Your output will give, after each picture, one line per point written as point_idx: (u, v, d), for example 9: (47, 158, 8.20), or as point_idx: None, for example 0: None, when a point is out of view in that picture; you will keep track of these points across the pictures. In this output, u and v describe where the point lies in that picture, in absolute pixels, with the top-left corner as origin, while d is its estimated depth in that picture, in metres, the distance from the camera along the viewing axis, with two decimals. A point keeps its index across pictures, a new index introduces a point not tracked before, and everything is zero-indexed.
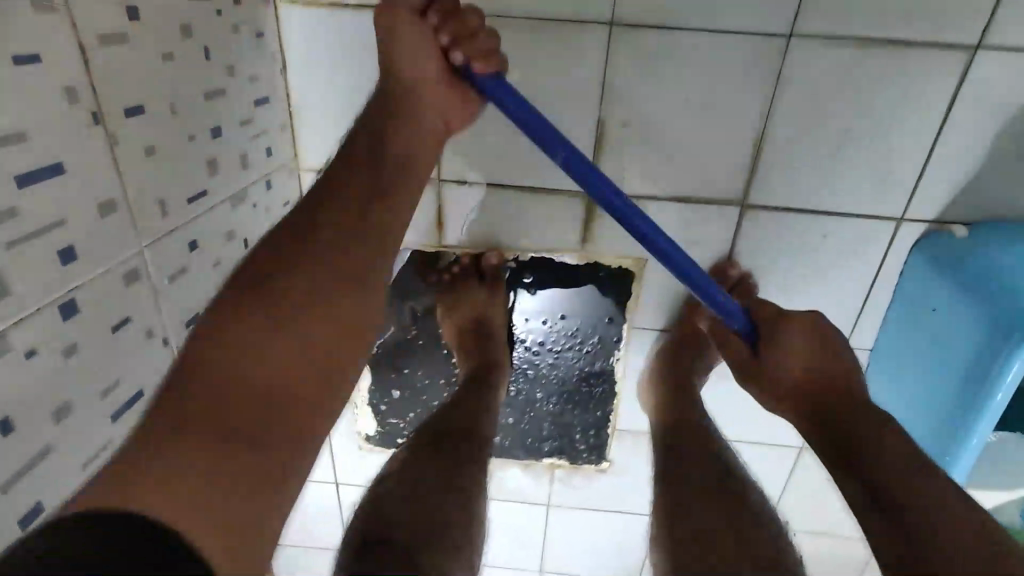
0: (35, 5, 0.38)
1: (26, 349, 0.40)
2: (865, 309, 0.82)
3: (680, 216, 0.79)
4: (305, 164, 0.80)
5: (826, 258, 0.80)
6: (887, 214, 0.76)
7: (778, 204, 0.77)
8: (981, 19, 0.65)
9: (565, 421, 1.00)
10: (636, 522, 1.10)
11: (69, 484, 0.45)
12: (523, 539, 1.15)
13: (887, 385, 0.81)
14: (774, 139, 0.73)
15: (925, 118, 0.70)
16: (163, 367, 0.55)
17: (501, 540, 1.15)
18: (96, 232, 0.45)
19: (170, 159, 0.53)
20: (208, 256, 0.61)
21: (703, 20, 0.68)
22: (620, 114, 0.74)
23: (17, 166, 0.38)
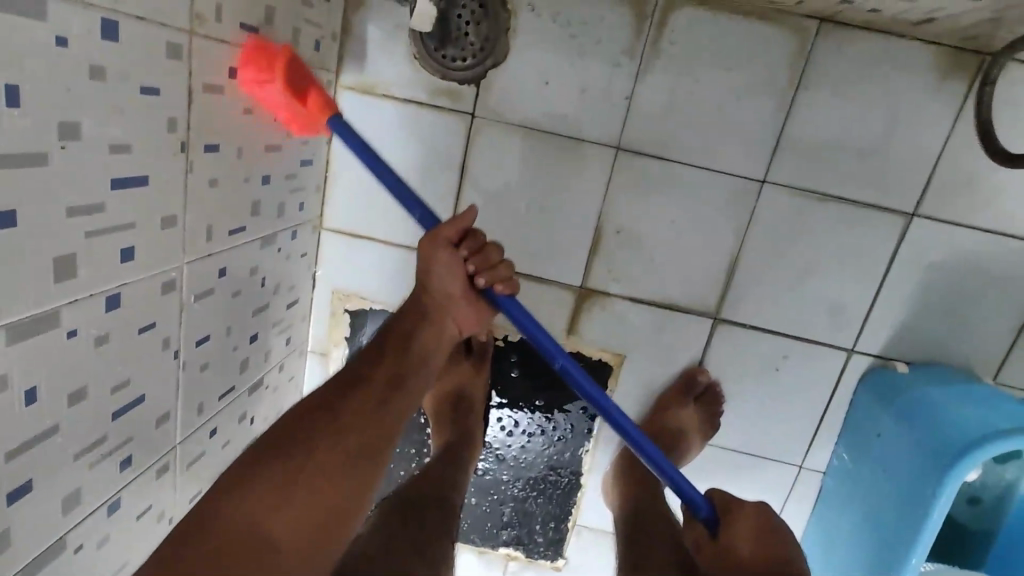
0: (169, 53, 0.47)
1: (70, 328, 0.43)
2: (820, 431, 0.88)
3: (658, 321, 0.88)
4: (327, 223, 0.87)
5: (786, 378, 0.87)
6: (839, 345, 0.85)
7: (746, 322, 0.86)
8: (915, 193, 0.79)
9: (527, 510, 0.99)
10: None
11: (60, 469, 0.46)
12: None
13: (835, 507, 0.86)
14: (744, 264, 0.84)
15: (871, 266, 0.82)
16: (167, 378, 0.57)
17: None
18: (154, 240, 0.50)
19: (226, 192, 0.60)
20: (231, 285, 0.66)
21: (692, 158, 0.81)
22: (615, 223, 0.84)
23: (115, 171, 0.44)
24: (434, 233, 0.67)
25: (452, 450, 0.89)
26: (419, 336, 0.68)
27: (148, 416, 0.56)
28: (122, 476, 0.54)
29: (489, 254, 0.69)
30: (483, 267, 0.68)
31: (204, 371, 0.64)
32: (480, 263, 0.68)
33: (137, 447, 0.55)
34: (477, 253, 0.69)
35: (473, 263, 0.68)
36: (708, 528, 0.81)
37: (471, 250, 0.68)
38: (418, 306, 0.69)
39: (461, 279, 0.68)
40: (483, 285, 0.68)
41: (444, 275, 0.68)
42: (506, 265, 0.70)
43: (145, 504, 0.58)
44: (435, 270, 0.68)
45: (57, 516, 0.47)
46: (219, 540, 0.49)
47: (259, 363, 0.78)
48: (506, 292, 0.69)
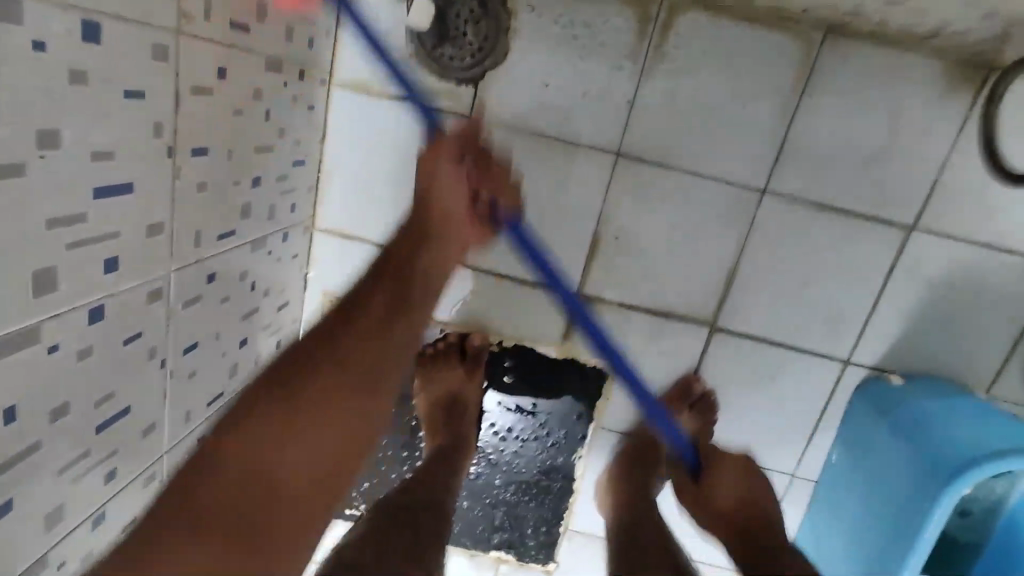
0: (155, 55, 0.45)
1: (51, 343, 0.41)
2: (813, 441, 0.89)
3: (655, 328, 0.87)
4: (319, 223, 0.85)
5: (780, 387, 0.87)
6: (835, 355, 0.85)
7: (743, 331, 0.85)
8: (915, 206, 0.78)
9: (519, 514, 0.99)
10: None
11: (42, 487, 0.44)
12: None
13: (826, 515, 0.86)
14: (742, 273, 0.83)
15: (869, 277, 0.81)
16: (153, 389, 0.56)
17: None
18: (139, 249, 0.48)
19: (215, 196, 0.58)
20: (220, 290, 0.64)
21: (692, 165, 0.80)
22: (613, 229, 0.83)
23: (98, 180, 0.42)
24: (435, 145, 0.68)
25: (446, 455, 0.88)
26: (406, 304, 0.66)
27: (133, 428, 0.54)
28: (106, 489, 0.52)
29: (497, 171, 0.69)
30: (486, 183, 0.68)
31: (192, 378, 0.62)
32: (482, 181, 0.68)
33: (123, 459, 0.54)
34: (484, 167, 0.68)
35: (481, 180, 0.68)
36: (693, 473, 0.77)
37: (477, 163, 0.68)
38: (424, 223, 0.69)
39: (463, 193, 0.68)
40: (486, 200, 0.69)
41: (451, 188, 0.67)
42: (512, 183, 0.70)
43: (130, 516, 0.57)
44: (438, 180, 0.67)
45: (38, 534, 0.45)
46: (195, 528, 0.45)
47: (248, 367, 0.77)
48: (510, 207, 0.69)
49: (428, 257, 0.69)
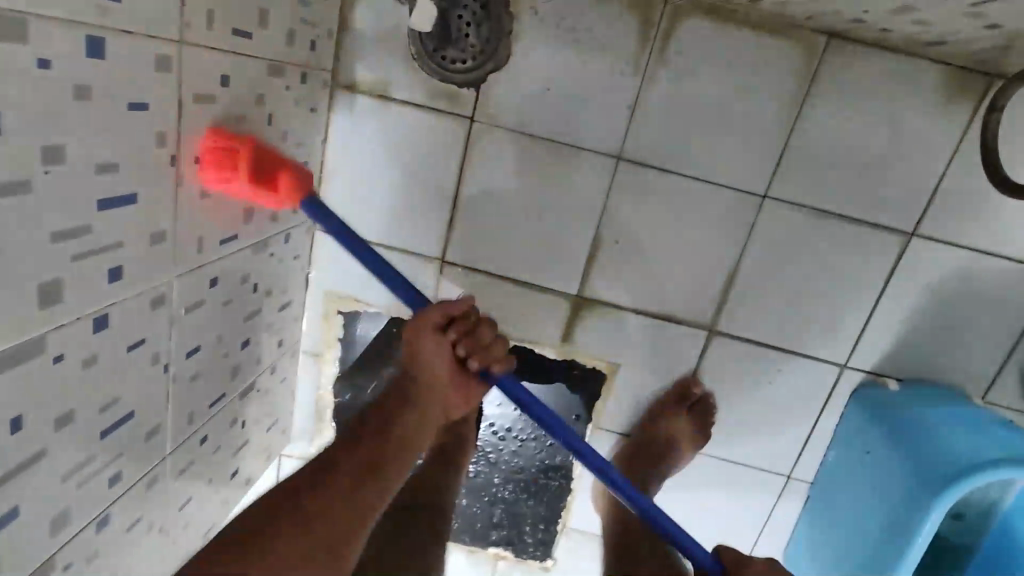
0: (158, 66, 0.45)
1: (56, 353, 0.42)
2: (809, 444, 0.90)
3: (654, 332, 0.87)
4: (320, 224, 0.86)
5: (777, 391, 0.88)
6: (832, 360, 0.86)
7: (741, 335, 0.86)
8: (915, 213, 0.78)
9: (517, 511, 1.00)
10: None
11: (47, 492, 0.45)
12: None
13: (820, 517, 0.87)
14: (741, 278, 0.84)
15: (868, 283, 0.82)
16: (156, 393, 0.56)
17: None
18: (142, 257, 0.49)
19: (217, 203, 0.58)
20: (221, 294, 0.64)
21: (693, 170, 0.80)
22: (613, 233, 0.83)
23: (103, 192, 0.42)
24: (420, 315, 0.65)
25: (449, 455, 0.88)
26: (416, 368, 0.65)
27: (136, 432, 0.55)
28: (110, 492, 0.53)
29: (482, 335, 0.66)
30: (474, 350, 0.65)
31: (195, 382, 0.63)
32: (471, 348, 0.65)
33: (127, 463, 0.54)
34: (470, 336, 0.65)
35: (463, 345, 0.65)
36: None
37: (463, 333, 0.65)
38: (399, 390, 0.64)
39: (447, 361, 0.65)
40: (474, 368, 0.65)
41: (435, 358, 0.64)
42: (502, 347, 0.67)
43: (133, 517, 0.58)
44: (422, 360, 0.65)
45: (44, 537, 0.46)
46: None
47: (250, 369, 0.77)
48: (502, 373, 0.67)
49: (433, 326, 0.64)
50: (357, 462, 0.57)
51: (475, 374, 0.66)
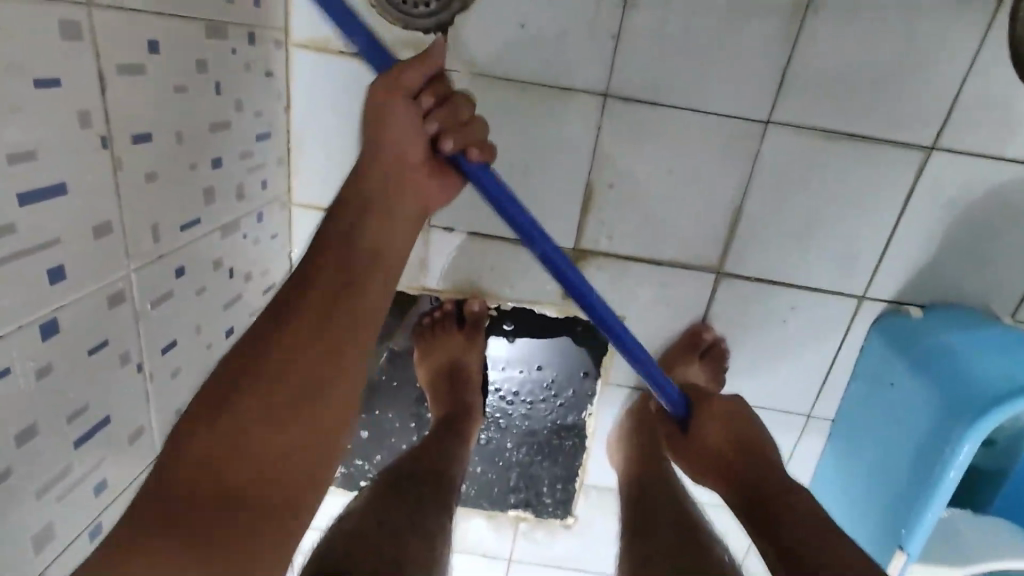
0: (64, 34, 0.39)
1: (1, 367, 0.39)
2: (828, 381, 0.87)
3: (658, 281, 0.83)
4: (296, 199, 0.81)
5: (793, 329, 0.84)
6: (848, 292, 0.81)
7: (750, 274, 0.81)
8: (935, 123, 0.72)
9: (533, 473, 0.99)
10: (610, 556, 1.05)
11: (24, 511, 0.43)
12: (501, 548, 1.07)
13: (847, 457, 0.84)
14: (748, 214, 0.78)
15: (883, 207, 0.76)
16: (133, 393, 0.53)
17: (481, 547, 1.07)
18: (86, 253, 0.44)
19: (169, 183, 0.53)
20: (193, 283, 0.60)
21: (686, 100, 0.73)
22: (607, 177, 0.78)
23: (21, 184, 0.38)
24: (397, 75, 0.60)
25: (453, 422, 0.87)
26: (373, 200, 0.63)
27: (117, 436, 0.52)
28: (98, 500, 0.51)
29: (456, 108, 0.63)
30: (449, 124, 0.62)
31: (177, 377, 0.60)
32: (447, 125, 0.62)
33: (114, 468, 0.52)
34: (443, 108, 0.62)
35: (437, 117, 0.62)
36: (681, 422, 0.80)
37: (439, 106, 0.62)
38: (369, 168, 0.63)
39: (420, 140, 0.63)
40: (450, 148, 0.61)
41: (404, 138, 0.62)
42: (480, 130, 0.63)
43: None
44: (393, 123, 0.61)
45: (30, 555, 0.44)
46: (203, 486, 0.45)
47: None
48: (480, 159, 0.62)
49: (411, 93, 0.61)
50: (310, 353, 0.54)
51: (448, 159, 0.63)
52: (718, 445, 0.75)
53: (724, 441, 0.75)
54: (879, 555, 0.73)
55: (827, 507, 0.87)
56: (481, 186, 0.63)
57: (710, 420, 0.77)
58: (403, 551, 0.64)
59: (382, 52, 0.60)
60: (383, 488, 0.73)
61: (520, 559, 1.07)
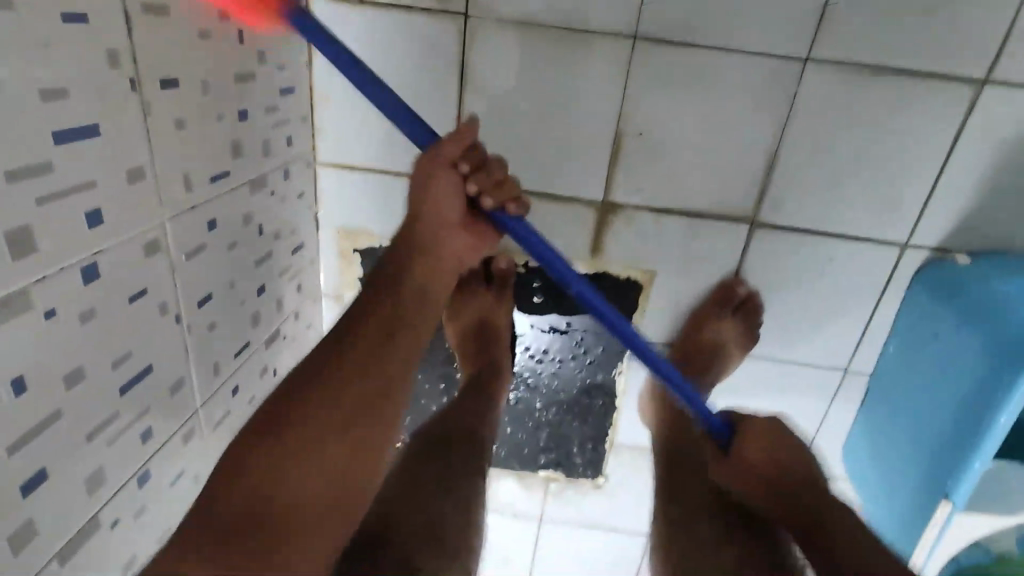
0: None
1: (46, 308, 0.39)
2: (868, 333, 0.84)
3: (689, 234, 0.81)
4: (320, 158, 0.80)
5: (831, 280, 0.81)
6: (890, 239, 0.78)
7: (786, 224, 0.79)
8: (987, 54, 0.67)
9: (563, 432, 0.99)
10: (640, 518, 1.06)
11: (75, 454, 0.44)
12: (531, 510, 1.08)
13: (886, 411, 0.83)
14: (783, 160, 0.75)
15: (928, 148, 0.73)
16: (173, 345, 0.54)
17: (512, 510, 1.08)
18: (121, 199, 0.44)
19: (198, 132, 0.53)
20: (224, 237, 0.60)
21: (720, 39, 0.70)
22: (637, 126, 0.75)
23: (54, 122, 0.38)
24: (434, 151, 0.61)
25: (482, 382, 0.87)
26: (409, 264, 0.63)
27: (159, 386, 0.53)
28: (145, 448, 0.52)
29: (491, 171, 0.63)
30: (486, 187, 0.62)
31: (212, 331, 0.60)
32: (484, 185, 0.62)
33: (158, 417, 0.53)
34: (481, 172, 0.63)
35: (474, 181, 0.62)
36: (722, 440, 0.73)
37: (477, 168, 0.62)
38: (410, 241, 0.63)
39: (458, 204, 0.64)
40: (490, 207, 0.62)
41: (443, 209, 0.63)
42: (512, 182, 0.64)
43: (173, 470, 0.57)
44: (434, 195, 0.62)
45: (83, 497, 0.45)
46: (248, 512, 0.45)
47: (271, 316, 0.75)
48: (518, 213, 0.63)
49: (451, 161, 0.61)
50: (320, 400, 0.51)
51: (489, 215, 0.64)
52: (755, 462, 0.68)
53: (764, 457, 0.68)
54: (920, 507, 0.72)
55: (862, 464, 0.86)
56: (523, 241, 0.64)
57: (749, 439, 0.70)
58: (440, 517, 0.69)
59: (414, 119, 0.59)
60: (420, 448, 0.77)
61: (549, 522, 1.09)
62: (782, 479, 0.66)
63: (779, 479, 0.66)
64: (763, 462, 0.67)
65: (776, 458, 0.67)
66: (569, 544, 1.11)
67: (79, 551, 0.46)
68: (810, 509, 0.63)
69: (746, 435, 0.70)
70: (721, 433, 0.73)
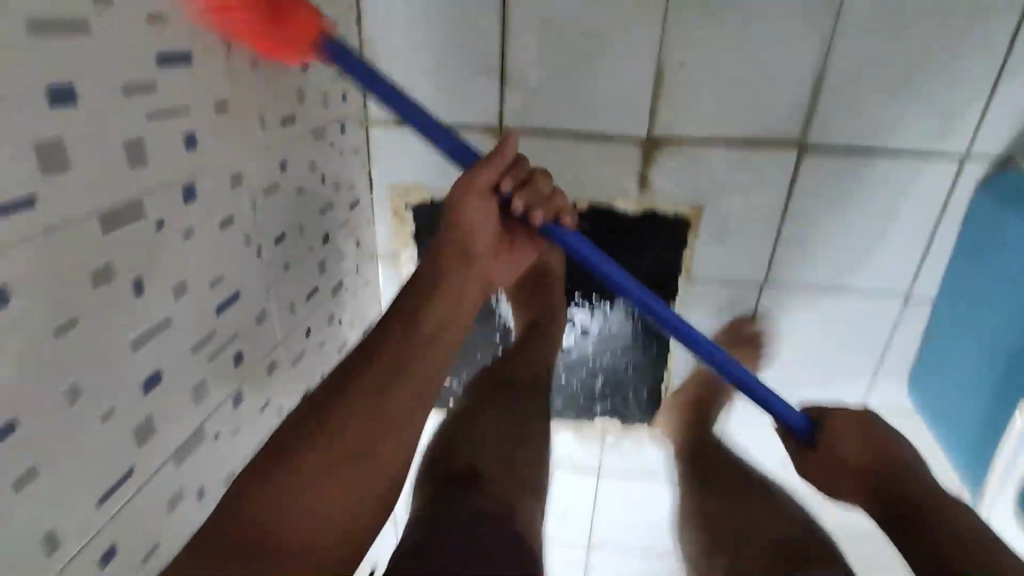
0: None
1: (156, 220, 0.43)
2: (928, 256, 0.83)
3: (736, 165, 0.81)
4: (371, 118, 0.83)
5: (885, 202, 0.80)
6: (946, 154, 0.77)
7: (835, 146, 0.78)
8: None
9: (618, 379, 1.00)
10: None
11: (183, 362, 0.48)
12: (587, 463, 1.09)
13: (951, 326, 0.83)
14: (830, 79, 0.75)
15: (984, 54, 0.71)
16: (256, 277, 0.58)
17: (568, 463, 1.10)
18: (211, 128, 0.48)
19: (269, 76, 0.57)
20: (294, 182, 0.64)
21: None
22: (679, 58, 0.76)
23: (157, 46, 0.42)
24: (472, 173, 0.63)
25: (540, 327, 0.89)
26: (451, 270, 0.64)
27: (247, 314, 0.57)
28: (238, 370, 0.56)
29: (536, 185, 0.67)
30: (536, 201, 0.66)
31: (287, 270, 0.64)
32: (530, 202, 0.65)
33: (246, 343, 0.57)
34: (527, 187, 0.66)
35: (521, 198, 0.65)
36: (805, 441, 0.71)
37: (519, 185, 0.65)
38: (448, 248, 0.65)
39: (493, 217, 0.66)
40: (540, 221, 0.65)
41: (483, 226, 0.65)
42: (560, 197, 0.68)
43: (260, 397, 0.61)
44: (470, 215, 0.64)
45: (191, 406, 0.49)
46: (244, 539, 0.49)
47: (335, 267, 0.78)
48: (571, 226, 0.68)
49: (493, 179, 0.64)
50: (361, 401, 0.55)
51: (540, 230, 0.67)
52: (848, 457, 0.68)
53: (855, 454, 0.68)
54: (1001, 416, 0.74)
55: (930, 384, 0.87)
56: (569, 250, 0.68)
57: (842, 435, 0.69)
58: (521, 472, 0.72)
59: (452, 136, 0.63)
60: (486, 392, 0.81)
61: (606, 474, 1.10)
62: (890, 478, 0.65)
63: (874, 479, 0.66)
64: (859, 454, 0.67)
65: (872, 453, 0.67)
66: (624, 496, 1.12)
67: (189, 457, 0.50)
68: (919, 514, 0.62)
69: (833, 431, 0.69)
70: (809, 442, 0.71)
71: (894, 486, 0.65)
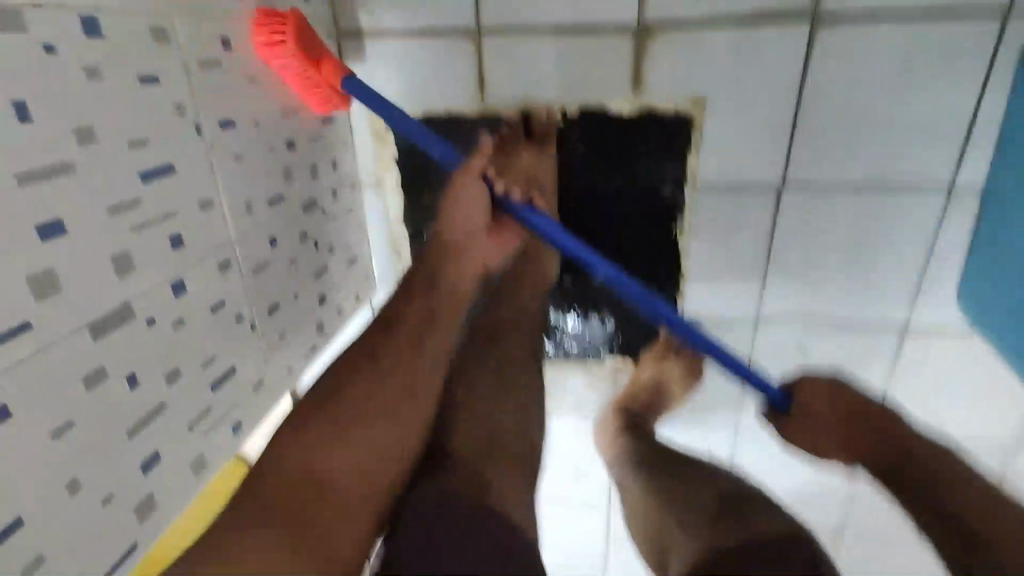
0: None
1: (43, 42, 0.38)
2: (974, 136, 0.72)
3: (742, 46, 0.72)
4: (342, 29, 0.79)
5: (917, 75, 0.70)
6: (990, 7, 0.66)
7: (854, 12, 0.68)
8: None
9: (627, 311, 0.91)
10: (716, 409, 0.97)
11: (96, 221, 0.42)
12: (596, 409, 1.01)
13: (1002, 237, 0.71)
14: None
15: None
16: (195, 155, 0.53)
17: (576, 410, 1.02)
18: None
19: None
20: (242, 67, 0.59)
21: None
22: None
23: None
24: (466, 165, 0.67)
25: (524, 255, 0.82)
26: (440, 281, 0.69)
27: (185, 193, 0.51)
28: (177, 255, 0.50)
29: (514, 177, 0.74)
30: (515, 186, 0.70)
31: (240, 163, 0.59)
32: (510, 186, 0.70)
33: (184, 224, 0.51)
34: (505, 175, 0.71)
35: (501, 183, 0.69)
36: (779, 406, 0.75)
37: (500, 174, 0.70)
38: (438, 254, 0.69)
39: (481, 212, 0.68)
40: (519, 202, 0.70)
41: (469, 216, 0.68)
42: (538, 191, 0.75)
43: (212, 297, 0.55)
44: (456, 210, 0.68)
45: (112, 278, 0.44)
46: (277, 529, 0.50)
47: (307, 181, 0.73)
48: (543, 209, 0.71)
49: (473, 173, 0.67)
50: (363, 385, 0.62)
51: (515, 212, 0.70)
52: (823, 412, 0.69)
53: (831, 407, 0.68)
54: None
55: (980, 314, 0.76)
56: (543, 234, 0.71)
57: (810, 392, 0.71)
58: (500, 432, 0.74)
59: (442, 141, 0.69)
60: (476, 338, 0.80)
61: None
62: (880, 436, 0.63)
63: (867, 440, 0.64)
64: (835, 408, 0.68)
65: (846, 407, 0.67)
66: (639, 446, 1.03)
67: (115, 335, 0.44)
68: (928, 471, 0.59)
69: (805, 391, 0.71)
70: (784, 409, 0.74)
71: (881, 440, 0.63)
